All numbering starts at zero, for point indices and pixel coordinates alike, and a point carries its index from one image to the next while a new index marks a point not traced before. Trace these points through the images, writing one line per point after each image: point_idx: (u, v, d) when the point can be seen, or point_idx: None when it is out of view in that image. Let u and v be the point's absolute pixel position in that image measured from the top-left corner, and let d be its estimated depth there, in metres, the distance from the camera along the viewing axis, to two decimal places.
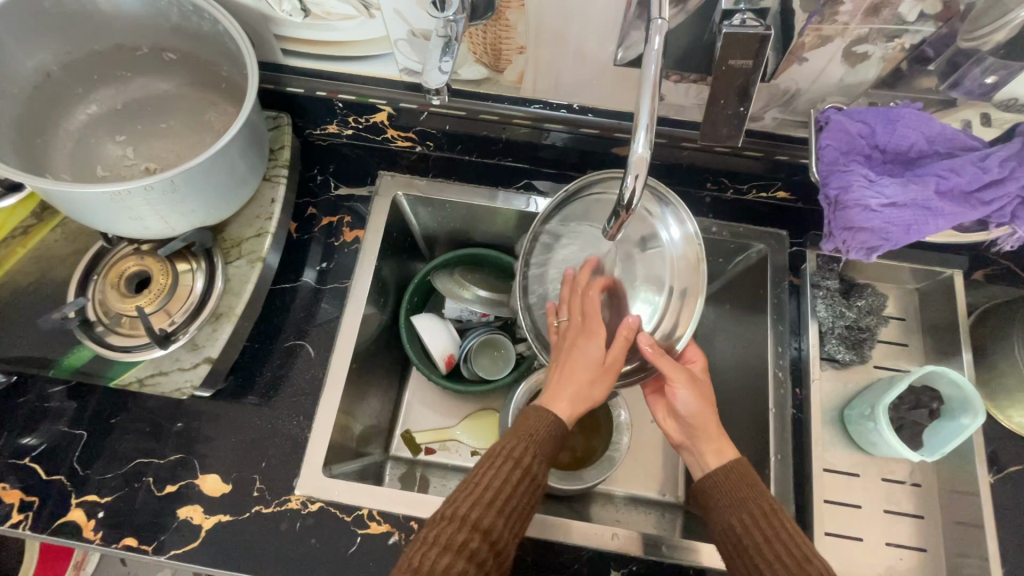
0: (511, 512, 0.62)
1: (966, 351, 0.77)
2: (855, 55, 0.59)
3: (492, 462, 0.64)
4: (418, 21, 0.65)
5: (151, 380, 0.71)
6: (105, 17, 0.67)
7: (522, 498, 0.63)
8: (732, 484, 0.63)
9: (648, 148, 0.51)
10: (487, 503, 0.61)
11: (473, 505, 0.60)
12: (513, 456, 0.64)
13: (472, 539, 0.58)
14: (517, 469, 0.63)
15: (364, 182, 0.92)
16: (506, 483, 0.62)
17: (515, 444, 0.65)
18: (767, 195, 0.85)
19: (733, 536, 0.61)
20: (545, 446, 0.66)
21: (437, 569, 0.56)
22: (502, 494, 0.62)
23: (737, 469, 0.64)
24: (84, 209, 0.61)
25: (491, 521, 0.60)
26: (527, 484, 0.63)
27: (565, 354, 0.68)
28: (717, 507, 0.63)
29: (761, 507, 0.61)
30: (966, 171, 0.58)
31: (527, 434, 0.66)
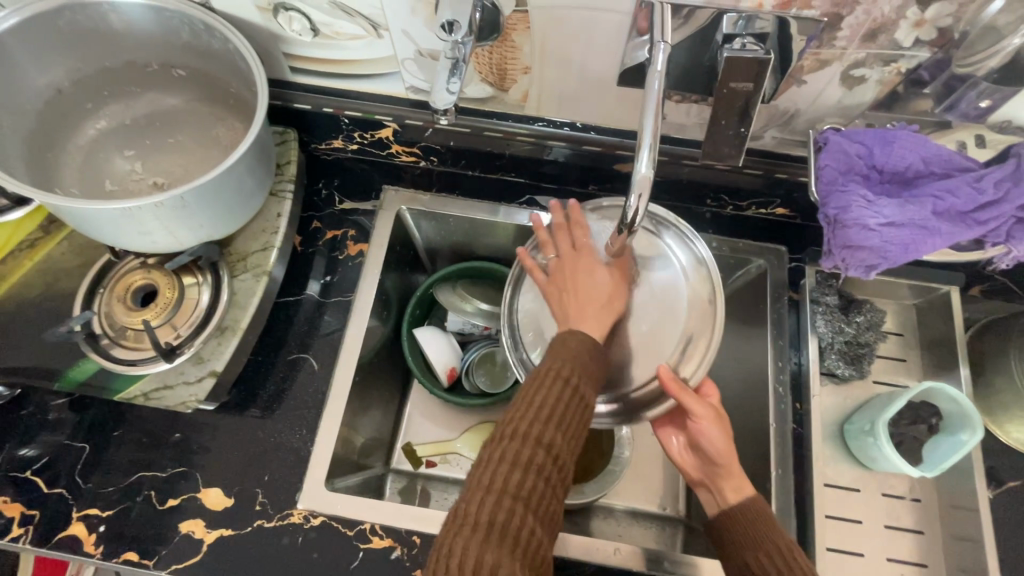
0: (571, 430, 0.55)
1: (964, 366, 0.78)
2: (853, 78, 0.61)
3: (543, 378, 0.57)
4: (425, 41, 0.67)
5: (157, 394, 0.71)
6: (116, 35, 0.68)
7: (578, 414, 0.56)
8: (752, 525, 0.60)
9: (652, 168, 0.52)
10: (548, 420, 0.54)
11: (531, 421, 0.53)
12: (562, 370, 0.57)
13: (538, 457, 0.52)
14: (570, 390, 0.56)
15: (369, 197, 0.93)
16: (565, 404, 0.55)
17: (561, 358, 0.58)
18: (768, 212, 0.86)
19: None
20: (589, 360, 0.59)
21: (505, 487, 0.50)
22: (558, 409, 0.55)
23: (757, 511, 0.61)
24: (93, 225, 0.62)
25: (553, 437, 0.53)
26: (583, 401, 0.57)
27: (569, 280, 0.66)
28: (732, 545, 0.61)
29: (779, 548, 0.58)
30: (962, 192, 0.59)
31: (569, 347, 0.59)
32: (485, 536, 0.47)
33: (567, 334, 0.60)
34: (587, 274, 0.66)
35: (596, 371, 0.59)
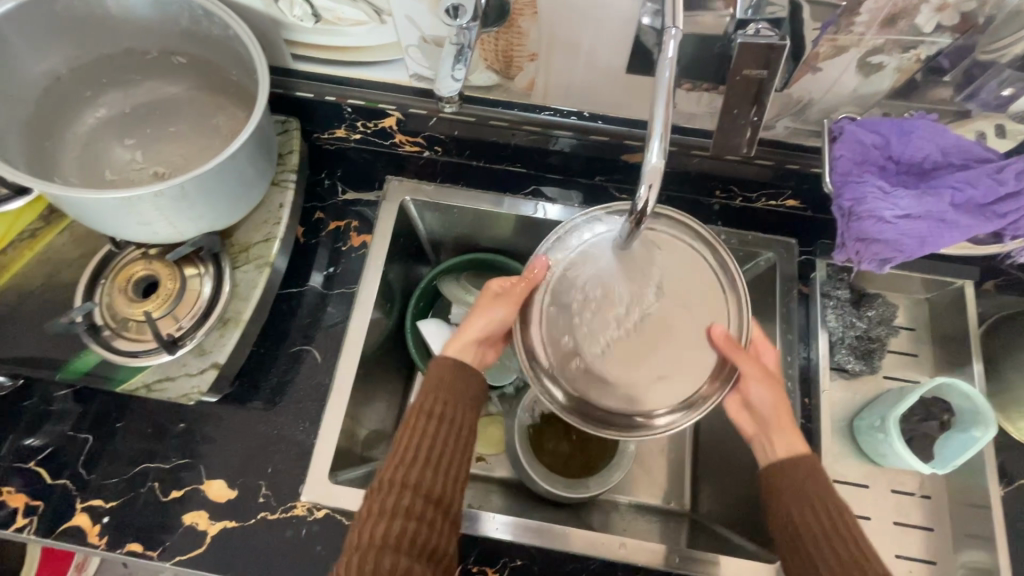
0: (441, 464, 0.63)
1: (977, 362, 0.77)
2: (870, 65, 0.59)
3: (412, 421, 0.65)
4: (429, 27, 0.65)
5: (159, 385, 0.70)
6: (114, 20, 0.67)
7: (448, 448, 0.64)
8: (802, 477, 0.62)
9: (662, 158, 0.51)
10: (420, 463, 0.62)
11: (397, 467, 0.62)
12: (426, 410, 0.65)
13: (405, 499, 0.60)
14: (440, 424, 0.64)
15: (372, 187, 0.92)
16: (435, 441, 0.63)
17: (426, 397, 0.66)
18: (778, 204, 0.85)
19: (796, 532, 0.60)
20: (461, 392, 0.67)
21: (387, 534, 0.58)
22: (426, 448, 0.63)
23: (808, 464, 0.62)
24: (93, 214, 0.61)
25: (419, 476, 0.61)
26: (453, 428, 0.65)
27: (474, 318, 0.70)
28: (779, 496, 0.62)
29: (827, 502, 0.60)
30: (981, 184, 0.57)
31: (436, 384, 0.67)
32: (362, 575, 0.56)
33: (441, 373, 0.68)
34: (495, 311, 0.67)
35: (468, 397, 0.67)
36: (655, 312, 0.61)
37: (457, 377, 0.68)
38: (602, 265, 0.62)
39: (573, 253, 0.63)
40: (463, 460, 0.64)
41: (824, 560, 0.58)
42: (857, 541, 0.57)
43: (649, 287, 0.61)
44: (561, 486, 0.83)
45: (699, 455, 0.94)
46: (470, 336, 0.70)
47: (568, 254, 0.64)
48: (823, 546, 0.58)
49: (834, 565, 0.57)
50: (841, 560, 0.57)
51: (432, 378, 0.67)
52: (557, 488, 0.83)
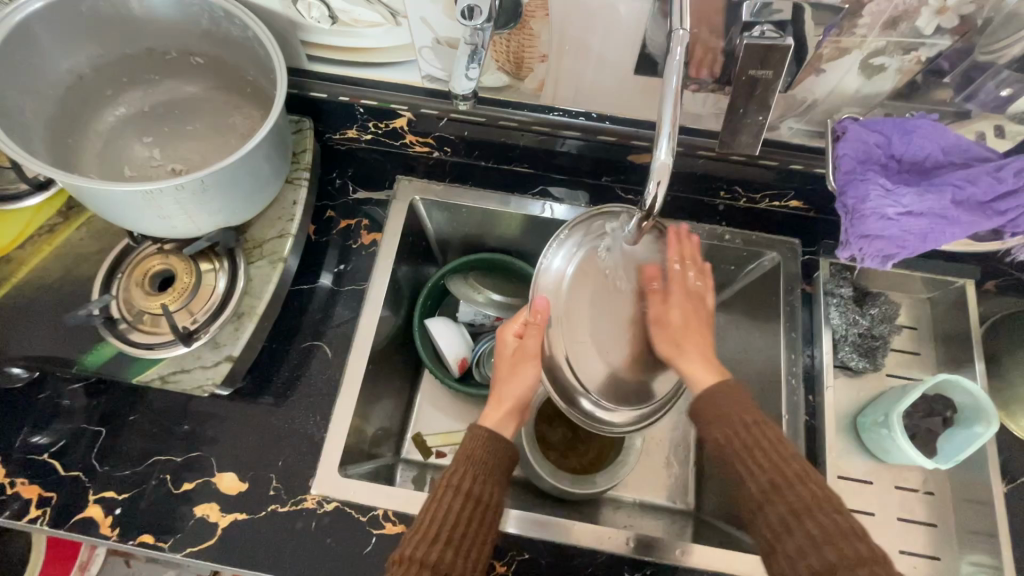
0: (462, 543, 0.59)
1: (979, 361, 0.78)
2: (872, 67, 0.61)
3: (437, 495, 0.62)
4: (443, 29, 0.67)
5: (174, 377, 0.71)
6: (138, 21, 0.69)
7: (472, 526, 0.60)
8: (721, 403, 0.62)
9: (671, 155, 0.53)
10: (436, 537, 0.58)
11: (419, 541, 0.58)
12: (453, 485, 0.61)
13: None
14: (465, 499, 0.61)
15: (382, 187, 0.94)
16: (455, 515, 0.60)
17: (452, 471, 0.63)
18: (782, 204, 0.87)
19: (723, 454, 0.61)
20: (489, 470, 0.64)
21: None
22: (449, 524, 0.59)
23: (723, 384, 0.63)
24: (115, 207, 0.62)
25: (439, 554, 0.57)
26: (478, 503, 0.61)
27: (506, 376, 0.69)
28: (704, 419, 0.63)
29: (743, 417, 0.61)
30: (982, 181, 0.59)
31: (466, 457, 0.64)
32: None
33: (468, 446, 0.65)
34: (522, 376, 0.68)
35: (500, 473, 0.65)
36: (634, 309, 0.62)
37: (485, 452, 0.65)
38: (586, 278, 0.61)
39: (566, 275, 0.61)
40: (485, 541, 0.60)
41: (746, 472, 0.59)
42: (778, 451, 0.59)
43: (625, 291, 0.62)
44: (568, 482, 0.84)
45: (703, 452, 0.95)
46: (508, 404, 0.68)
47: (559, 277, 0.61)
48: (751, 464, 0.58)
49: (758, 474, 0.58)
50: (762, 467, 0.58)
51: (460, 451, 0.65)
52: (563, 484, 0.84)
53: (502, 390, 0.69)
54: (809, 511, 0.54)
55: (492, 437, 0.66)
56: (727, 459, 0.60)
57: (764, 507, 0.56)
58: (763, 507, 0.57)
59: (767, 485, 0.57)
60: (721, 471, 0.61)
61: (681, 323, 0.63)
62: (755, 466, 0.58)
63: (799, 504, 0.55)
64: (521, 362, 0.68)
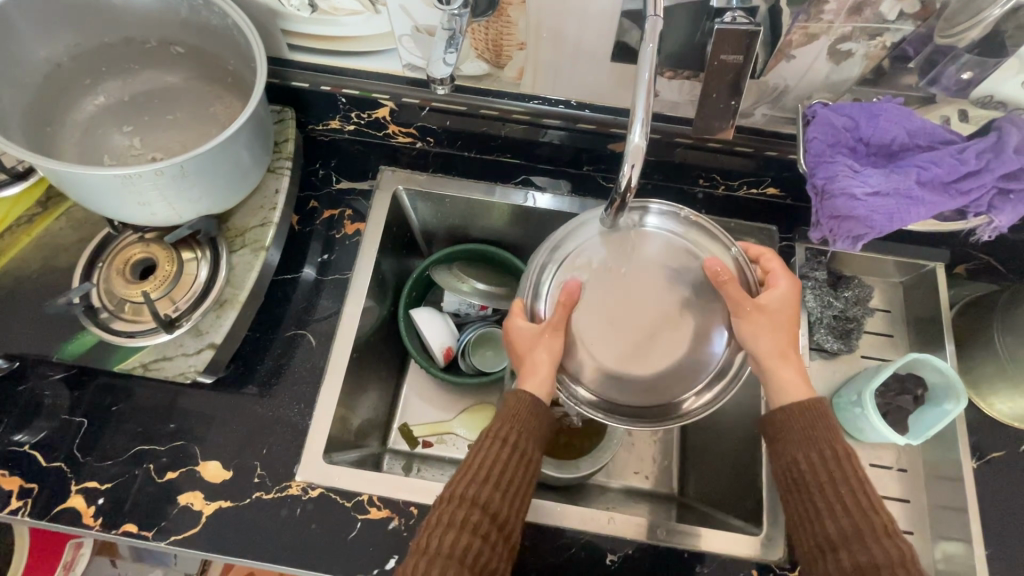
0: (510, 489, 0.63)
1: (949, 342, 0.80)
2: (840, 53, 0.62)
3: (486, 443, 0.65)
4: (422, 17, 0.68)
5: (155, 365, 0.71)
6: (116, 10, 0.69)
7: (518, 476, 0.64)
8: (807, 429, 0.64)
9: (645, 137, 0.54)
10: (483, 479, 0.62)
11: (471, 482, 0.62)
12: (501, 437, 0.64)
13: (473, 515, 0.60)
14: (509, 449, 0.64)
15: (365, 178, 0.94)
16: (500, 462, 0.63)
17: (500, 423, 0.65)
18: (759, 191, 0.89)
19: (799, 480, 0.63)
20: (534, 426, 0.66)
21: (444, 547, 0.58)
22: (496, 470, 0.63)
23: (816, 408, 0.64)
24: (94, 193, 0.62)
25: (490, 495, 0.61)
26: (520, 453, 0.64)
27: (529, 350, 0.65)
28: (786, 443, 0.65)
29: (836, 451, 0.62)
30: (944, 162, 0.61)
31: (509, 413, 0.66)
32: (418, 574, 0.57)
33: (512, 405, 0.66)
34: (551, 348, 0.64)
35: (539, 430, 0.67)
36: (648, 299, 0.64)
37: (530, 413, 0.65)
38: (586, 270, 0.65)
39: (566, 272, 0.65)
40: (526, 491, 0.64)
41: (827, 509, 0.61)
42: (861, 496, 0.60)
43: (650, 271, 0.64)
44: (551, 466, 0.85)
45: (686, 437, 0.97)
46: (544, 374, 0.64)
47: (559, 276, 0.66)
48: (831, 502, 0.60)
49: (838, 515, 0.60)
50: (845, 508, 0.60)
51: (506, 408, 0.66)
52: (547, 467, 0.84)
53: (530, 360, 0.65)
54: (887, 567, 0.56)
55: (535, 404, 0.65)
56: (806, 489, 0.62)
57: (840, 551, 0.59)
58: (838, 549, 0.59)
59: (850, 528, 0.59)
60: (795, 501, 0.63)
61: (778, 304, 0.66)
62: (835, 504, 0.60)
63: (880, 555, 0.57)
64: (537, 338, 0.65)
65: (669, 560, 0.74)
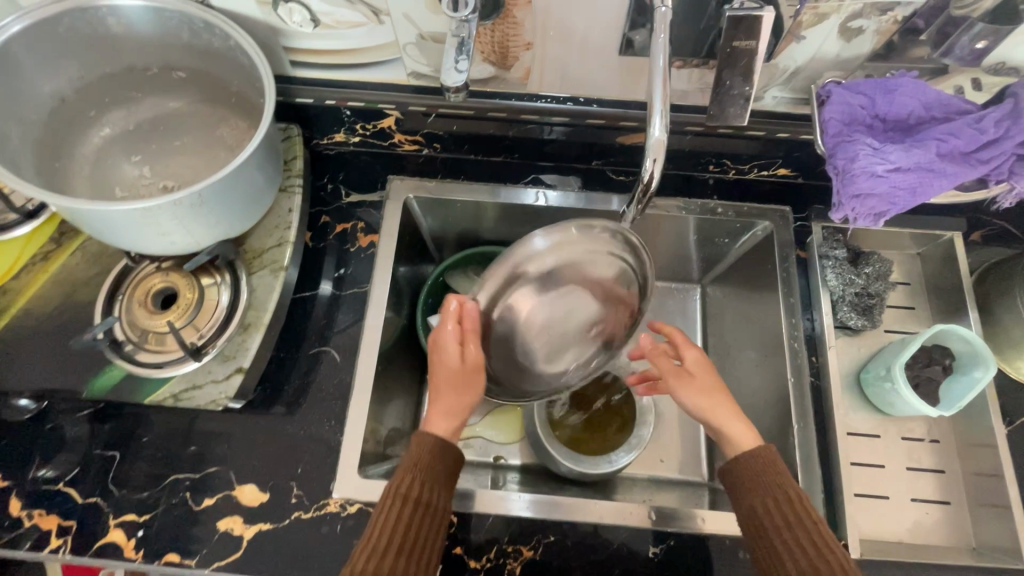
0: (414, 548, 0.62)
1: (972, 310, 0.81)
2: (850, 30, 0.62)
3: (386, 504, 0.63)
4: (427, 24, 0.67)
5: (186, 395, 0.71)
6: (116, 38, 0.68)
7: (423, 533, 0.63)
8: (755, 477, 0.65)
9: (665, 131, 0.55)
10: (386, 546, 0.61)
11: (378, 545, 0.61)
12: (402, 496, 0.63)
13: None
14: (411, 507, 0.63)
15: (375, 189, 0.94)
16: (402, 524, 0.62)
17: (405, 477, 0.64)
18: (770, 173, 0.89)
19: (760, 524, 0.63)
20: (439, 480, 0.66)
21: None
22: (401, 531, 0.62)
23: (760, 456, 0.65)
24: (114, 227, 0.62)
25: (393, 562, 0.60)
26: (423, 510, 0.64)
27: (450, 389, 0.70)
28: (742, 491, 0.65)
29: (787, 493, 0.63)
30: (964, 133, 0.60)
31: (413, 466, 0.65)
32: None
33: (417, 455, 0.66)
34: (472, 390, 0.70)
35: (445, 480, 0.67)
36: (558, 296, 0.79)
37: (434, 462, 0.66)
38: None
39: None
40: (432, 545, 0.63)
41: (788, 552, 0.61)
42: (815, 538, 0.61)
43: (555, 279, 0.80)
44: (590, 464, 0.85)
45: None
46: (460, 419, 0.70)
47: None
48: (792, 545, 0.61)
49: (798, 556, 0.60)
50: (803, 550, 0.60)
51: (410, 461, 0.66)
52: (582, 465, 0.84)
53: (450, 409, 0.69)
54: None
55: (443, 453, 0.67)
56: (766, 532, 0.62)
57: None
58: None
59: (810, 568, 0.59)
60: (758, 547, 0.63)
61: (692, 360, 0.74)
62: (794, 545, 0.61)
63: None
64: (459, 377, 0.70)
65: (711, 548, 0.75)
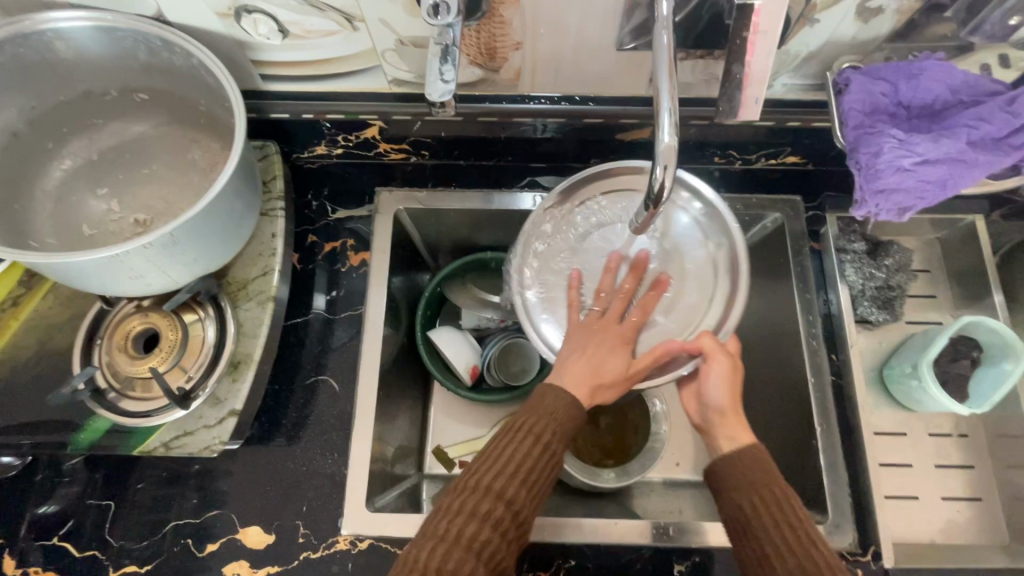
0: (535, 483, 0.57)
1: (997, 295, 0.77)
2: (869, 10, 0.57)
3: (511, 435, 0.59)
4: (406, 28, 0.62)
5: (177, 443, 0.67)
6: (67, 64, 0.62)
7: (544, 474, 0.58)
8: (743, 474, 0.59)
9: (675, 135, 0.50)
10: (511, 474, 0.56)
11: (498, 474, 0.56)
12: (534, 431, 0.58)
13: (497, 509, 0.54)
14: (539, 444, 0.58)
15: (363, 203, 0.89)
16: (528, 458, 0.57)
17: (535, 418, 0.59)
18: (779, 162, 0.82)
19: (744, 523, 0.57)
20: (568, 428, 0.60)
21: (463, 538, 0.52)
22: (524, 466, 0.57)
23: (748, 454, 0.60)
24: (81, 277, 0.57)
25: (514, 490, 0.55)
26: (551, 456, 0.58)
27: (604, 368, 0.61)
28: (727, 488, 0.59)
29: (775, 492, 0.57)
30: (996, 118, 0.56)
31: (547, 410, 0.60)
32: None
33: (551, 405, 0.60)
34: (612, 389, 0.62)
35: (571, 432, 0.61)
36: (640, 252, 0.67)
37: (566, 413, 0.60)
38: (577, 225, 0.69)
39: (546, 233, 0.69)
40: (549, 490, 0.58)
41: (775, 553, 0.54)
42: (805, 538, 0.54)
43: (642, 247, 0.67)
44: (609, 478, 0.83)
45: None
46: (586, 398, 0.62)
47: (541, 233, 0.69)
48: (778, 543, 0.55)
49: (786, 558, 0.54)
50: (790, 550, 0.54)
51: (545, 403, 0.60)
52: (598, 480, 0.82)
53: (593, 373, 0.61)
54: None
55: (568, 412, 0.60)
56: (750, 532, 0.56)
57: None
58: None
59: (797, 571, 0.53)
60: (741, 547, 0.57)
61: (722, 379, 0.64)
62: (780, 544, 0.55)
63: None
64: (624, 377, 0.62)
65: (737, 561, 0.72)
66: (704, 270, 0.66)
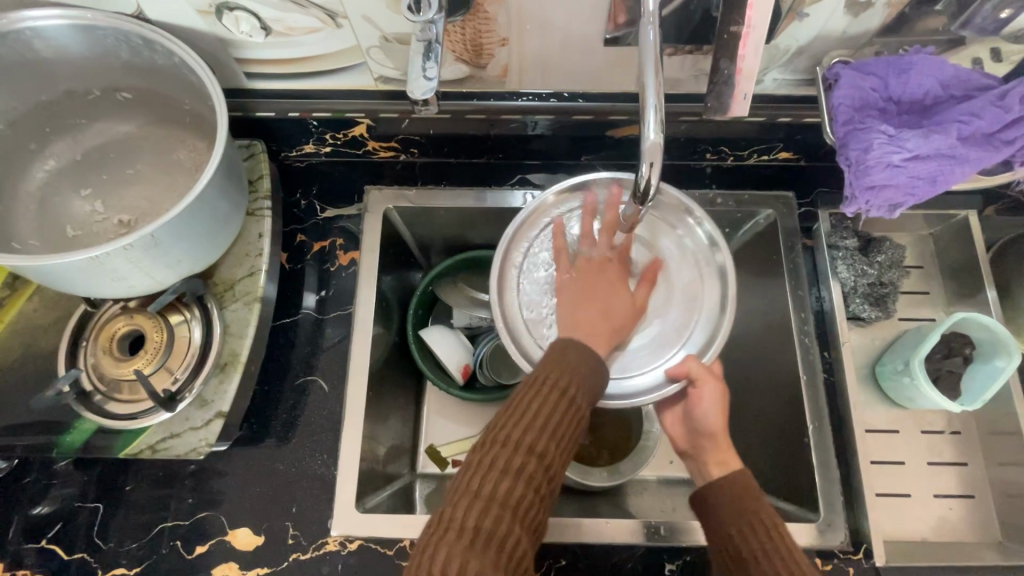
0: (563, 437, 0.56)
1: (990, 290, 0.76)
2: (858, 5, 0.56)
3: (534, 389, 0.57)
4: (390, 25, 0.61)
5: (163, 445, 0.67)
6: (47, 63, 0.62)
7: (571, 426, 0.56)
8: (730, 501, 0.59)
9: (660, 132, 0.49)
10: (539, 428, 0.55)
11: (526, 430, 0.54)
12: (558, 385, 0.57)
13: (529, 465, 0.53)
14: (563, 397, 0.56)
15: (352, 202, 0.88)
16: (554, 412, 0.56)
17: (557, 371, 0.58)
18: (770, 158, 0.81)
19: (733, 552, 0.57)
20: (591, 379, 0.59)
21: (497, 496, 0.51)
22: (552, 419, 0.55)
23: (734, 481, 0.60)
24: (62, 279, 0.56)
25: (543, 444, 0.54)
26: (577, 408, 0.57)
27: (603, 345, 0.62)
28: (714, 516, 0.59)
29: (762, 519, 0.57)
30: (987, 113, 0.55)
31: (569, 362, 0.58)
32: (471, 543, 0.49)
33: (573, 358, 0.59)
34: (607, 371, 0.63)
35: (594, 383, 0.59)
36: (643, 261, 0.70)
37: (582, 361, 0.59)
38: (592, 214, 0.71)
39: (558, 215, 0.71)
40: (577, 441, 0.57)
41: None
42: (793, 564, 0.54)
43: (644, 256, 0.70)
44: (601, 477, 0.83)
45: None
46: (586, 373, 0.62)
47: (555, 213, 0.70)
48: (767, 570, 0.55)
49: None
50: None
51: (564, 357, 0.58)
52: (590, 479, 0.81)
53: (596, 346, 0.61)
54: None
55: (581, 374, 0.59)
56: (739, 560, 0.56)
57: None
58: None
59: None
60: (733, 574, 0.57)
61: (712, 404, 0.65)
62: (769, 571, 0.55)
63: None
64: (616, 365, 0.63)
65: None
66: (699, 285, 0.69)
